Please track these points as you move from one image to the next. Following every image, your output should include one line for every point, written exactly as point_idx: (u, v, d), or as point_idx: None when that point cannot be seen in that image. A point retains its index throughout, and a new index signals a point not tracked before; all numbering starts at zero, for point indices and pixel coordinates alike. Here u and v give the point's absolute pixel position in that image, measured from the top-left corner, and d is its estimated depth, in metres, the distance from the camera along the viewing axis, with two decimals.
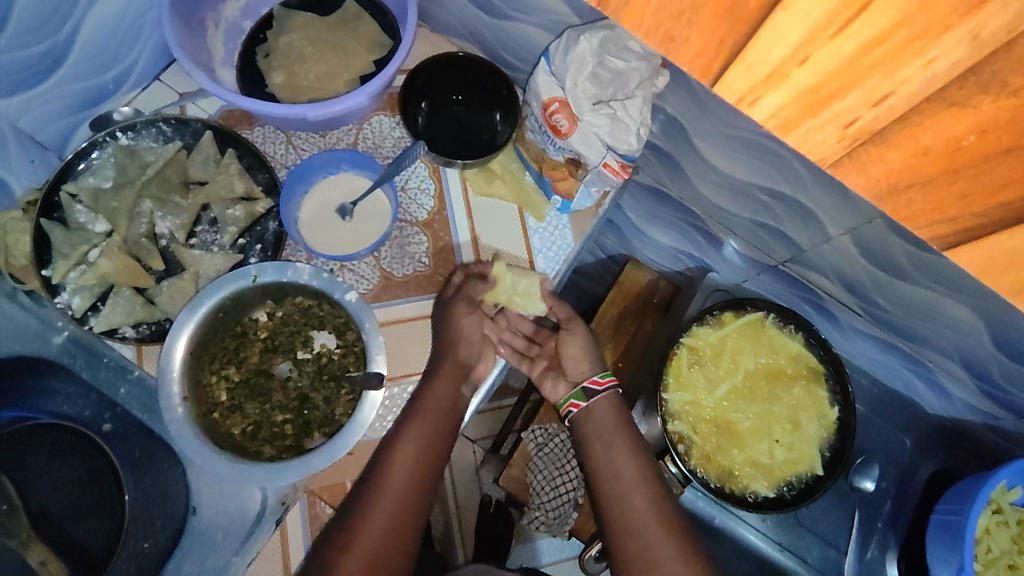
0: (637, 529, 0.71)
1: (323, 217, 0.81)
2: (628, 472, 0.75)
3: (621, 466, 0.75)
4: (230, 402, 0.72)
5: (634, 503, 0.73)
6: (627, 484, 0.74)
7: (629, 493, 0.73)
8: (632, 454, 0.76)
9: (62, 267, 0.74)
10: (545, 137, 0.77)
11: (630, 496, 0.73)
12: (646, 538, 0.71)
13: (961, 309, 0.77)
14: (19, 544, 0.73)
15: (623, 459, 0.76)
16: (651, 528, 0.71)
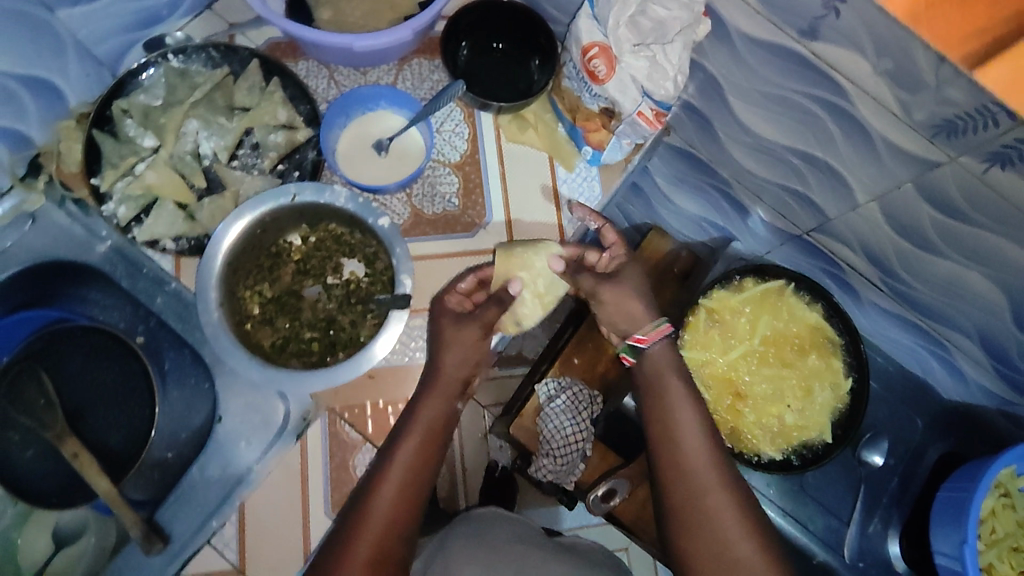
0: (692, 485, 0.67)
1: (360, 151, 0.83)
2: (683, 419, 0.70)
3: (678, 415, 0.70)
4: (262, 316, 0.75)
5: (693, 455, 0.68)
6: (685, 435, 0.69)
7: (683, 443, 0.68)
8: (692, 401, 0.71)
9: (110, 176, 0.77)
10: (582, 84, 0.78)
11: (689, 449, 0.68)
12: (703, 495, 0.66)
13: (985, 282, 0.78)
14: (55, 436, 0.76)
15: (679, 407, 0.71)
16: (709, 485, 0.66)
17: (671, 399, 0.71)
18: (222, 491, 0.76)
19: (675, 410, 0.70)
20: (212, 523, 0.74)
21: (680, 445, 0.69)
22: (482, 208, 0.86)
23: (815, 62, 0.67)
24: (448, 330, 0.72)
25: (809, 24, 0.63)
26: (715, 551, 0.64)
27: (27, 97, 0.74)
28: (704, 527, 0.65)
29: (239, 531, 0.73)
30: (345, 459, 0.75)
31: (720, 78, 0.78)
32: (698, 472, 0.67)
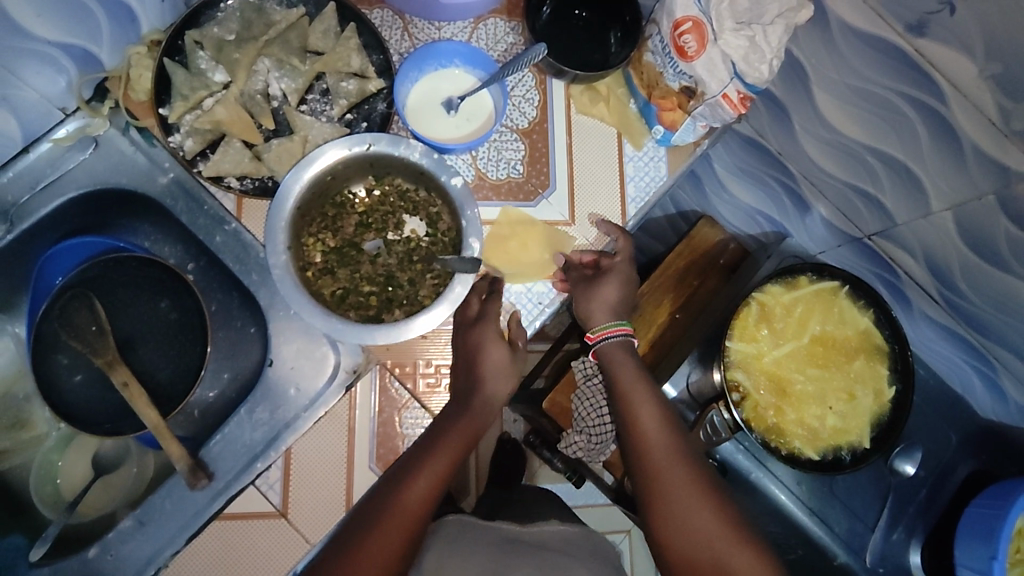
0: (663, 479, 0.71)
1: (429, 107, 0.81)
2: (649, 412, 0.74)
3: (647, 413, 0.74)
4: (323, 266, 0.74)
5: (661, 452, 0.72)
6: (651, 433, 0.73)
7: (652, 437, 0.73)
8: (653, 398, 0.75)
9: (179, 108, 0.76)
10: (667, 60, 0.75)
11: (656, 445, 0.73)
12: (675, 485, 0.70)
13: None
14: (104, 363, 0.75)
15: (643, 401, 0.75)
16: (681, 476, 0.71)
17: (637, 401, 0.75)
18: (268, 434, 0.75)
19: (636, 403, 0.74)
20: (256, 464, 0.74)
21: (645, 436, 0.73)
22: (546, 178, 0.85)
23: (915, 60, 0.65)
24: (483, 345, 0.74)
25: (918, 18, 0.62)
26: (684, 533, 0.68)
27: (102, 17, 0.73)
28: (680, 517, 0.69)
29: (284, 475, 0.73)
30: (392, 415, 0.76)
31: (808, 66, 0.76)
32: (666, 465, 0.71)
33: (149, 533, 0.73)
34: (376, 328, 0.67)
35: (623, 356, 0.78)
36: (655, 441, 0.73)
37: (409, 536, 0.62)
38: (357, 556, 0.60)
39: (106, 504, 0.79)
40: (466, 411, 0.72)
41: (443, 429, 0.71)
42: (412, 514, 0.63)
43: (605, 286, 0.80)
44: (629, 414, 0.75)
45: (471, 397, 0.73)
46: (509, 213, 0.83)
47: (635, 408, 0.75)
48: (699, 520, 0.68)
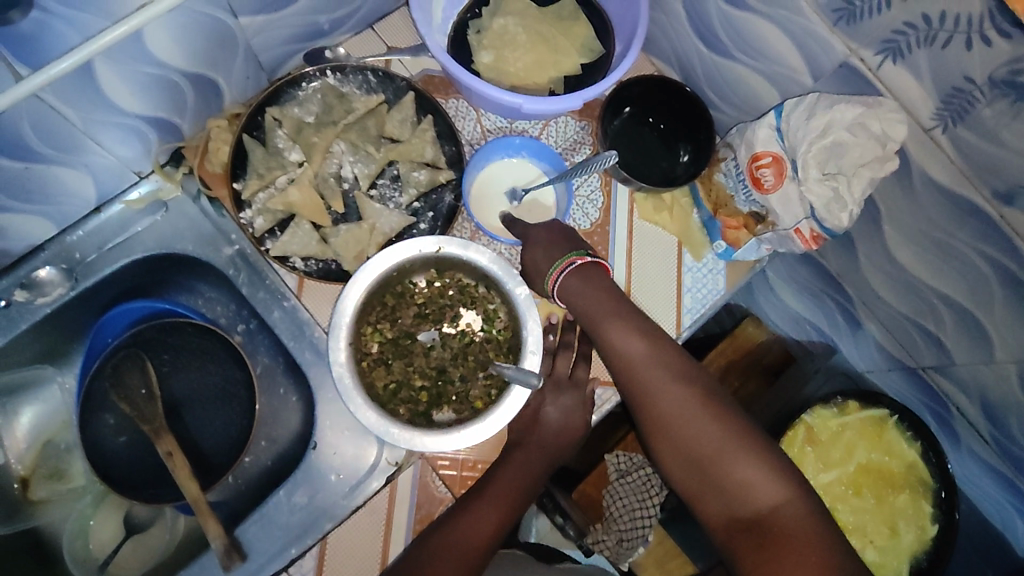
0: (676, 432, 0.67)
1: (491, 199, 0.82)
2: (626, 342, 0.71)
3: (646, 370, 0.70)
4: (378, 355, 0.75)
5: (673, 406, 0.68)
6: (654, 386, 0.69)
7: (635, 362, 0.70)
8: (628, 323, 0.72)
9: (254, 186, 0.77)
10: (740, 185, 0.76)
11: (665, 399, 0.68)
12: (668, 403, 0.68)
13: None
14: (151, 430, 0.76)
15: (620, 333, 0.71)
16: (698, 429, 0.66)
17: (611, 327, 0.72)
18: (306, 520, 0.75)
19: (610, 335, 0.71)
20: (292, 550, 0.73)
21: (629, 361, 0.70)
22: None
23: (997, 224, 0.65)
24: (555, 396, 0.77)
25: (1006, 188, 0.62)
26: (686, 450, 0.66)
27: (191, 93, 0.75)
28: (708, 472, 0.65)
29: (318, 565, 0.72)
30: (430, 513, 0.74)
31: (882, 206, 0.75)
32: (681, 420, 0.67)
33: None
34: (431, 436, 0.67)
35: (592, 284, 0.74)
36: (671, 406, 0.68)
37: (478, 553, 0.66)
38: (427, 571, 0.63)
39: (135, 568, 0.79)
40: (515, 459, 0.73)
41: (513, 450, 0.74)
42: (464, 553, 0.65)
43: (530, 249, 0.76)
44: (613, 347, 0.72)
45: (526, 440, 0.75)
46: None
47: (630, 364, 0.70)
48: (727, 473, 0.64)
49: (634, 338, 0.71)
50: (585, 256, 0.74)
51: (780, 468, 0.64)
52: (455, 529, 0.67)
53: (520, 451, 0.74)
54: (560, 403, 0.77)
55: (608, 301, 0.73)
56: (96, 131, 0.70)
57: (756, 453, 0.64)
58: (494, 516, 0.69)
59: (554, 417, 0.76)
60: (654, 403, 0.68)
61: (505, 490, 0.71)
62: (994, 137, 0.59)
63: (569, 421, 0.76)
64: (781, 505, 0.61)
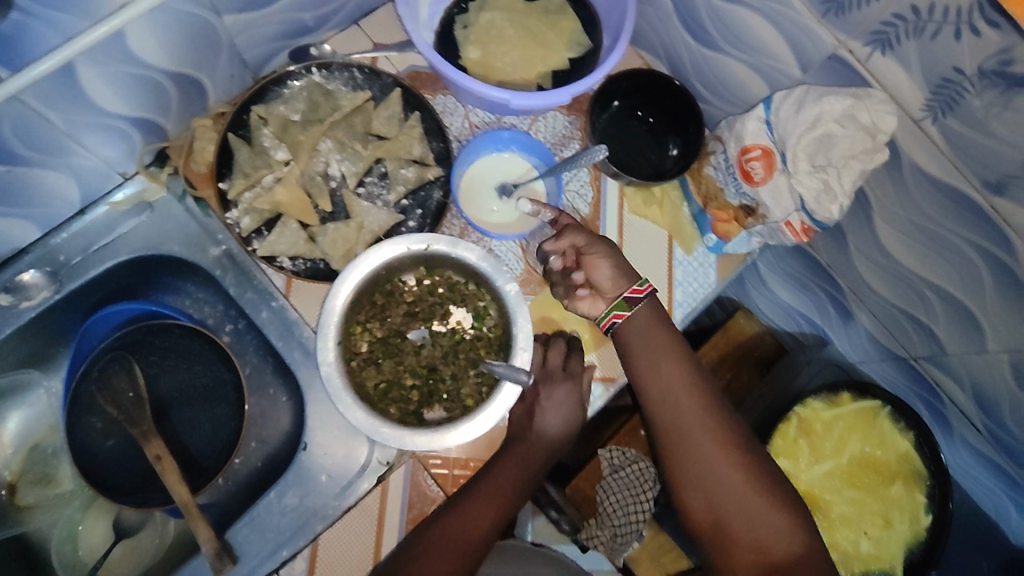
0: (708, 475, 0.67)
1: (482, 195, 0.81)
2: (676, 379, 0.69)
3: (689, 408, 0.68)
4: (368, 355, 0.74)
5: (710, 448, 0.67)
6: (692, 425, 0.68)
7: (679, 397, 0.69)
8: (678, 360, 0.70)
9: (239, 185, 0.76)
10: (730, 178, 0.76)
11: (701, 440, 0.67)
12: (707, 447, 0.67)
13: None
14: (139, 433, 0.75)
15: (670, 368, 0.69)
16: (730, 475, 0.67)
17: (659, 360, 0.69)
18: (297, 521, 0.74)
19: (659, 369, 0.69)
20: (282, 552, 0.73)
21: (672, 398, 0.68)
22: None
23: (988, 214, 0.65)
24: (550, 392, 0.74)
25: (997, 177, 0.61)
26: (716, 492, 0.67)
27: (174, 93, 0.74)
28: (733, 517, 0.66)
29: (309, 567, 0.71)
30: (423, 511, 0.74)
31: (873, 198, 0.75)
32: (715, 463, 0.67)
33: None
34: (421, 434, 0.67)
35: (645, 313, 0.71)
36: (710, 450, 0.67)
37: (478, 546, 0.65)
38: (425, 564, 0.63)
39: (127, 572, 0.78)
40: (508, 458, 0.71)
41: (509, 446, 0.73)
42: (463, 548, 0.64)
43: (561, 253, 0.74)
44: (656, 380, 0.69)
45: (520, 440, 0.73)
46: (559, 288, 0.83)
47: (672, 398, 0.69)
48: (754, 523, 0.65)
49: (680, 373, 0.69)
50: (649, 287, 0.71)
51: (798, 520, 0.66)
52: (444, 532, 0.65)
53: (515, 451, 0.72)
54: (551, 397, 0.74)
55: (655, 334, 0.70)
56: (78, 133, 0.69)
57: (783, 507, 0.66)
58: (484, 518, 0.66)
59: (546, 411, 0.73)
60: (690, 442, 0.67)
61: (494, 490, 0.69)
62: (984, 128, 0.59)
63: (563, 419, 0.74)
64: (802, 558, 0.64)
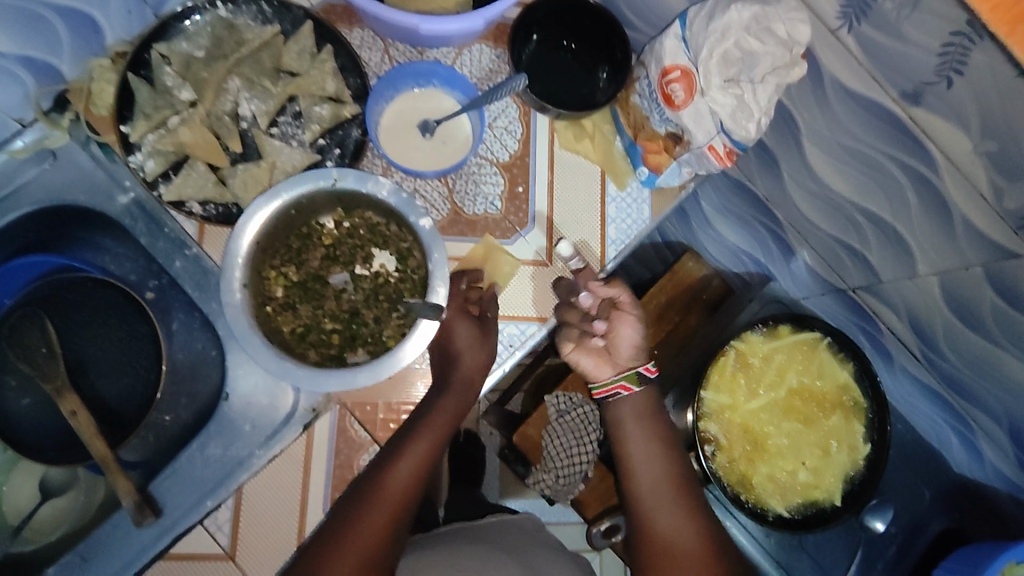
0: (665, 542, 0.73)
1: (404, 134, 0.78)
2: (656, 458, 0.77)
3: (663, 489, 0.75)
4: (284, 300, 0.72)
5: (678, 528, 0.73)
6: (664, 505, 0.74)
7: (657, 474, 0.76)
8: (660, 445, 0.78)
9: (142, 128, 0.72)
10: (654, 105, 0.73)
11: (670, 522, 0.73)
12: (677, 522, 0.73)
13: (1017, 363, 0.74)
14: (53, 389, 0.73)
15: (652, 450, 0.77)
16: (694, 551, 0.72)
17: (642, 442, 0.78)
18: (221, 471, 0.73)
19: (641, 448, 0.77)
20: (206, 502, 0.71)
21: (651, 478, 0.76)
22: (524, 216, 0.81)
23: (909, 127, 0.63)
24: (455, 325, 0.71)
25: (913, 87, 0.60)
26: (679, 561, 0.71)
27: (63, 30, 0.69)
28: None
29: (234, 516, 0.70)
30: (350, 458, 0.73)
31: (799, 118, 0.74)
32: (683, 541, 0.72)
33: (91, 570, 0.70)
34: (333, 374, 0.65)
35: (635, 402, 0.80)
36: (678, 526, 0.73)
37: (397, 516, 0.65)
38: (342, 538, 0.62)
39: (52, 532, 0.76)
40: (407, 456, 0.67)
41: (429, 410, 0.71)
42: (381, 520, 0.64)
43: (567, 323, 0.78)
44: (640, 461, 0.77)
45: (418, 433, 0.69)
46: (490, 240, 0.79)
47: (644, 475, 0.76)
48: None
49: (658, 456, 0.77)
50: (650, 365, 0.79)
51: None
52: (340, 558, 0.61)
53: (415, 446, 0.68)
54: (461, 330, 0.72)
55: (640, 417, 0.79)
56: None
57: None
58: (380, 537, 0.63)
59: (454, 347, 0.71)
60: (659, 524, 0.73)
61: (390, 498, 0.65)
62: (896, 32, 0.56)
63: (476, 347, 0.71)
64: None
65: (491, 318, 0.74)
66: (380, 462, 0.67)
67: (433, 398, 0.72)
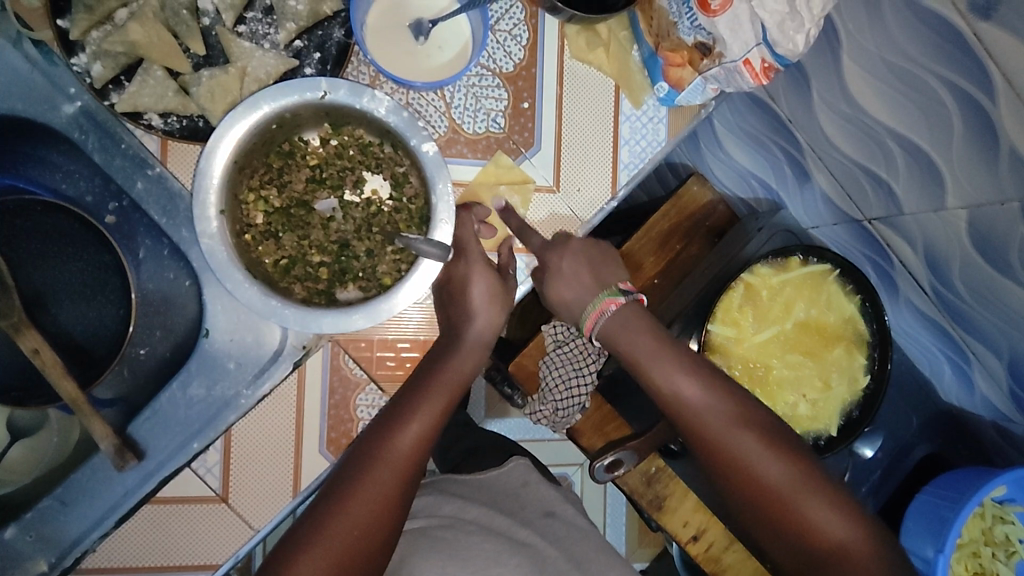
0: (735, 464, 0.69)
1: (392, 37, 0.67)
2: (687, 389, 0.70)
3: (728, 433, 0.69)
4: (266, 228, 0.64)
5: (750, 456, 0.69)
6: (733, 446, 0.69)
7: (692, 401, 0.70)
8: (688, 371, 0.70)
9: (83, 23, 0.63)
10: (684, 9, 0.64)
11: (739, 452, 0.69)
12: (731, 444, 0.69)
13: None
14: (10, 325, 0.65)
15: (683, 380, 0.70)
16: (779, 489, 0.68)
17: (668, 369, 0.70)
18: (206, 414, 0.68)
19: (671, 378, 0.70)
20: (193, 445, 0.66)
21: (688, 405, 0.70)
22: (530, 135, 0.73)
23: (971, 45, 0.57)
24: (473, 279, 0.67)
25: None
26: (752, 480, 0.69)
27: None
28: (784, 525, 0.69)
29: (224, 458, 0.67)
30: (346, 397, 0.69)
31: (843, 31, 0.68)
32: (774, 488, 0.68)
33: (75, 515, 0.65)
34: (325, 315, 0.59)
35: (638, 320, 0.72)
36: (740, 448, 0.69)
37: (407, 474, 0.62)
38: (350, 494, 0.59)
39: (24, 475, 0.70)
40: (419, 415, 0.64)
41: (438, 363, 0.67)
42: (392, 474, 0.61)
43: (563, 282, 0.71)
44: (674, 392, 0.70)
45: (427, 391, 0.65)
46: (501, 161, 0.72)
47: (706, 424, 0.69)
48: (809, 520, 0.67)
49: (701, 391, 0.70)
50: (618, 299, 0.72)
51: (837, 500, 0.68)
52: (347, 518, 0.58)
53: (424, 405, 0.65)
54: (483, 288, 0.67)
55: (654, 334, 0.71)
56: None
57: (822, 495, 0.68)
58: (388, 496, 0.60)
59: (466, 305, 0.67)
60: (723, 450, 0.69)
61: (399, 457, 0.62)
62: None
63: (493, 304, 0.68)
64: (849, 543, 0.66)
65: (510, 276, 0.71)
66: (387, 422, 0.64)
67: (443, 354, 0.68)
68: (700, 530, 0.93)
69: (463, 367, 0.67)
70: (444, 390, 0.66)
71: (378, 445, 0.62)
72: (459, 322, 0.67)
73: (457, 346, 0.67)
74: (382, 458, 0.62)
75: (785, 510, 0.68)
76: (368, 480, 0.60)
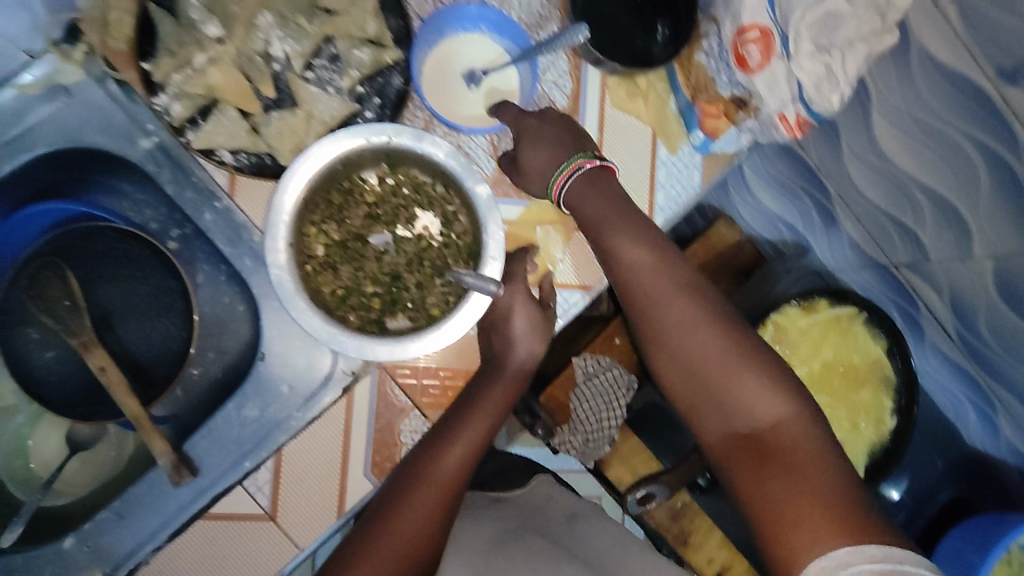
0: (685, 350, 0.65)
1: (447, 85, 0.72)
2: (642, 260, 0.65)
3: (734, 372, 0.63)
4: (325, 259, 0.68)
5: (670, 319, 0.65)
6: (670, 321, 0.65)
7: (643, 273, 0.65)
8: (649, 244, 0.65)
9: (166, 66, 0.68)
10: (722, 65, 0.71)
11: (682, 333, 0.64)
12: (679, 328, 0.64)
13: None
14: (79, 344, 0.69)
15: (633, 247, 0.65)
16: (718, 370, 0.64)
17: (621, 232, 0.65)
18: (257, 434, 0.71)
19: (622, 244, 0.65)
20: (244, 464, 0.70)
21: (633, 274, 0.65)
22: None
23: (997, 109, 0.61)
24: (517, 309, 0.69)
25: (1013, 66, 0.57)
26: (684, 365, 0.65)
27: None
28: (743, 433, 0.63)
29: (274, 478, 0.70)
30: (391, 422, 0.72)
31: (874, 89, 0.72)
32: (707, 362, 0.64)
33: (131, 527, 0.69)
34: (381, 344, 0.62)
35: (598, 189, 0.67)
36: (671, 322, 0.65)
37: (450, 493, 0.64)
38: (396, 511, 0.62)
39: (85, 486, 0.74)
40: (462, 438, 0.66)
41: (480, 388, 0.69)
42: (435, 492, 0.63)
43: None
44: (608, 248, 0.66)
45: (469, 417, 0.67)
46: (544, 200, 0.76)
47: (651, 297, 0.65)
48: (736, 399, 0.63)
49: (646, 259, 0.65)
50: (593, 159, 0.68)
51: (783, 384, 0.63)
52: (393, 534, 0.61)
53: (466, 431, 0.66)
54: (526, 320, 0.69)
55: (600, 190, 0.67)
56: None
57: (770, 378, 0.63)
58: (432, 515, 0.62)
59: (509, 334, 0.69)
60: (680, 336, 0.64)
61: (442, 477, 0.64)
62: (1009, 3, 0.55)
63: (535, 336, 0.70)
64: (778, 425, 0.62)
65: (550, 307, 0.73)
66: (430, 444, 0.66)
67: (484, 381, 0.70)
68: (724, 566, 0.93)
69: (505, 395, 0.69)
70: (484, 413, 0.68)
71: (421, 466, 0.65)
72: (502, 352, 0.70)
73: (499, 374, 0.69)
74: (426, 477, 0.64)
75: (707, 382, 0.64)
76: (412, 499, 0.62)
